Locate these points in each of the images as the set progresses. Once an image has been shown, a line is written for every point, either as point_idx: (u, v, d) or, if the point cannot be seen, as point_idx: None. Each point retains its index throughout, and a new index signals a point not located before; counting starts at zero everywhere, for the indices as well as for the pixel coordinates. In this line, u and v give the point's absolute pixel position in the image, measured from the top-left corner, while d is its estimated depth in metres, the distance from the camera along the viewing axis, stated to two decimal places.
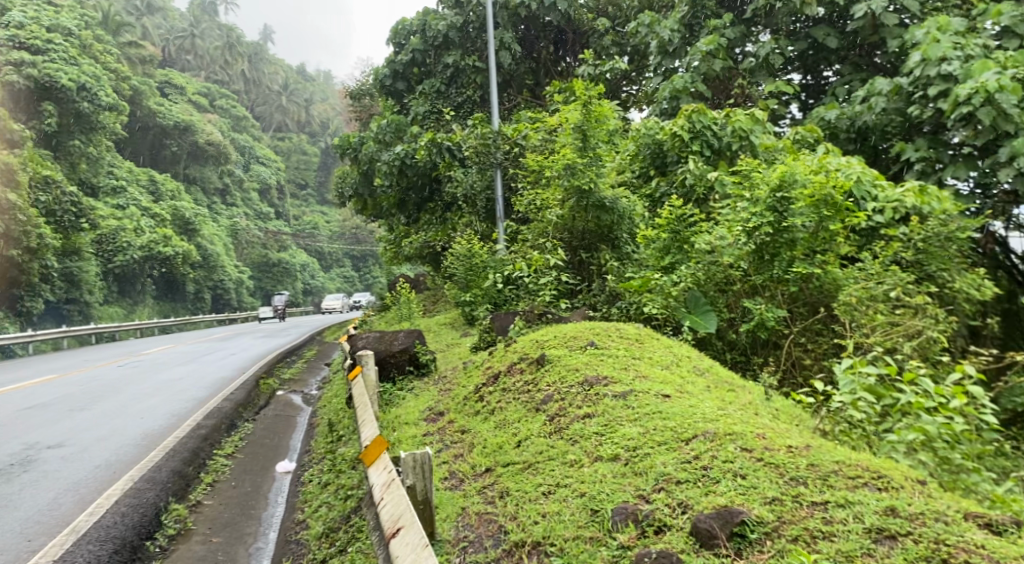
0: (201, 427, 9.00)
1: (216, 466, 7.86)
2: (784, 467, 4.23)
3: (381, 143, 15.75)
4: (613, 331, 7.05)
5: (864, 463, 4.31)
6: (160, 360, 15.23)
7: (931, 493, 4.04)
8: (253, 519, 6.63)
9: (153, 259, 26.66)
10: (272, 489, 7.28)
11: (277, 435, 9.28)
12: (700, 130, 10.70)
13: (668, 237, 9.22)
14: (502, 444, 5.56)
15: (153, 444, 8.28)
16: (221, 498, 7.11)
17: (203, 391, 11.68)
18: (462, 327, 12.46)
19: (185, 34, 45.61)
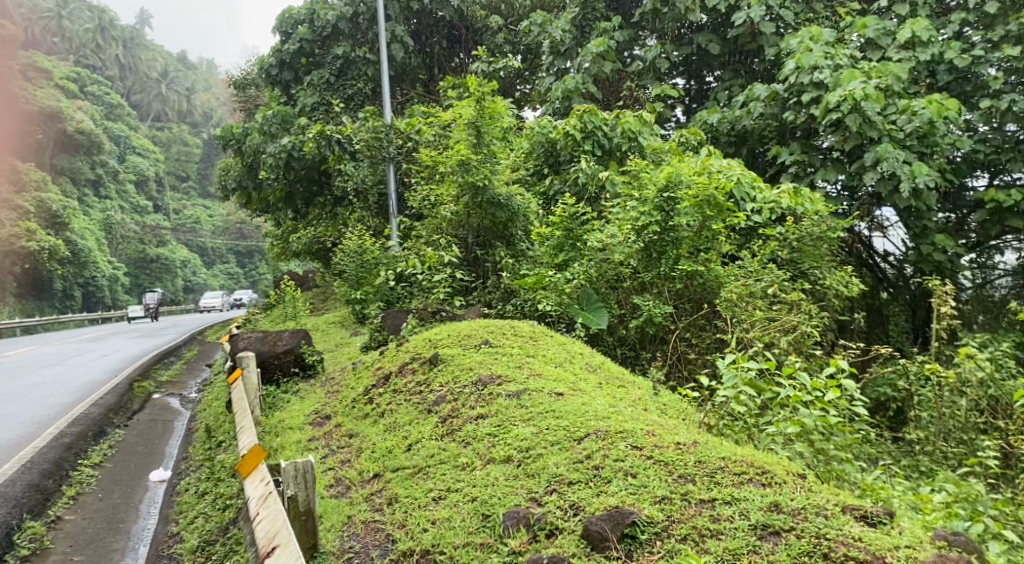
0: (64, 436, 8.45)
1: (80, 477, 7.38)
2: (673, 464, 4.25)
3: (266, 135, 15.22)
4: (507, 330, 6.99)
5: (749, 457, 4.35)
6: (23, 363, 14.29)
7: (812, 486, 4.14)
8: (121, 534, 6.27)
9: (16, 254, 24.93)
10: (143, 500, 6.90)
11: (152, 442, 8.80)
12: (592, 130, 10.81)
13: (562, 234, 9.24)
14: (392, 448, 5.42)
15: (9, 455, 7.71)
16: (85, 512, 6.68)
17: (70, 395, 11.00)
18: (352, 326, 12.17)
19: (52, 14, 42.83)
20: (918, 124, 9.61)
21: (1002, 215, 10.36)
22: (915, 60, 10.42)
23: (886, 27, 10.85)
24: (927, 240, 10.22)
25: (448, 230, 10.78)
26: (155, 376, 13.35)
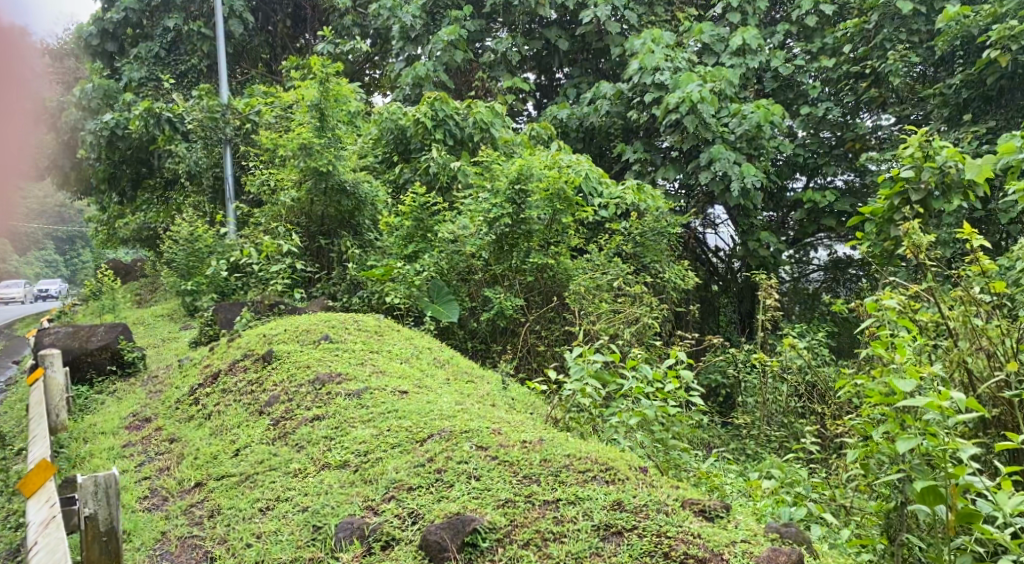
0: None
1: None
2: (518, 465, 4.12)
3: (86, 111, 14.01)
4: (350, 324, 6.66)
5: (593, 454, 4.28)
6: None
7: (654, 482, 4.08)
8: None
9: None
10: None
11: None
12: (443, 119, 10.53)
13: (412, 224, 8.96)
14: (218, 454, 5.17)
15: None
16: None
17: None
18: (182, 318, 11.41)
19: None
20: (747, 127, 9.98)
21: (818, 215, 11.02)
22: (745, 67, 10.86)
23: (720, 34, 11.25)
24: (754, 236, 10.70)
25: (288, 218, 10.24)
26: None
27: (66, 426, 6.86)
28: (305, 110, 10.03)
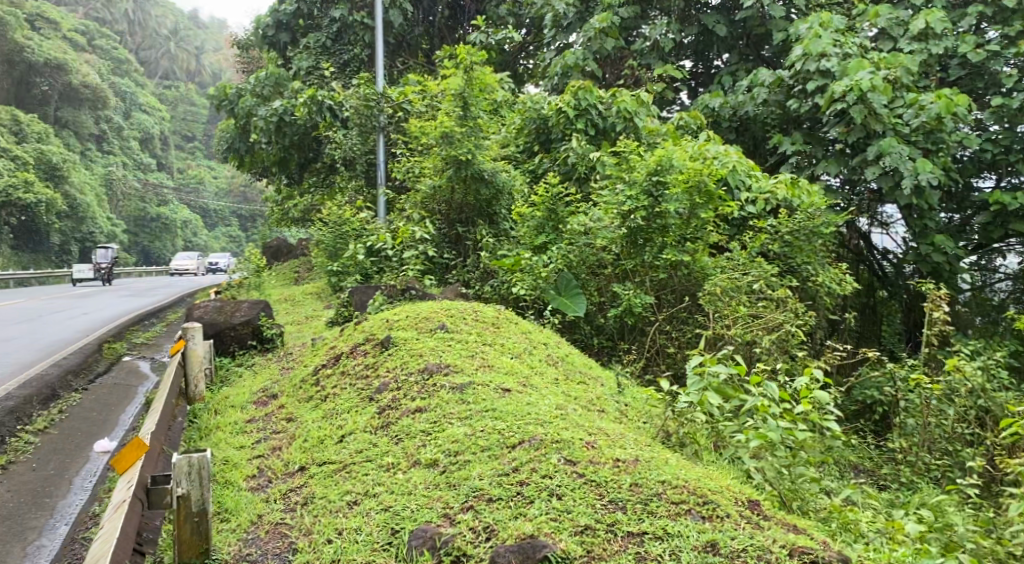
0: (11, 399, 8.37)
1: (18, 445, 7.37)
2: (605, 487, 4.09)
3: (259, 98, 14.77)
4: (469, 314, 6.50)
5: (694, 480, 4.22)
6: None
7: (758, 520, 3.97)
8: (43, 511, 6.26)
9: (12, 204, 26.91)
10: (77, 473, 6.88)
11: (106, 408, 8.73)
12: (585, 108, 10.25)
13: (543, 215, 8.78)
14: (325, 437, 5.19)
15: None
16: (13, 483, 6.69)
17: (33, 356, 10.92)
18: (327, 299, 11.77)
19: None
20: (925, 119, 9.03)
21: (1006, 218, 9.80)
22: (926, 53, 9.81)
23: (899, 17, 10.23)
24: (927, 240, 9.67)
25: (428, 205, 10.28)
26: (130, 338, 13.06)
27: (202, 396, 7.09)
28: (450, 98, 10.02)
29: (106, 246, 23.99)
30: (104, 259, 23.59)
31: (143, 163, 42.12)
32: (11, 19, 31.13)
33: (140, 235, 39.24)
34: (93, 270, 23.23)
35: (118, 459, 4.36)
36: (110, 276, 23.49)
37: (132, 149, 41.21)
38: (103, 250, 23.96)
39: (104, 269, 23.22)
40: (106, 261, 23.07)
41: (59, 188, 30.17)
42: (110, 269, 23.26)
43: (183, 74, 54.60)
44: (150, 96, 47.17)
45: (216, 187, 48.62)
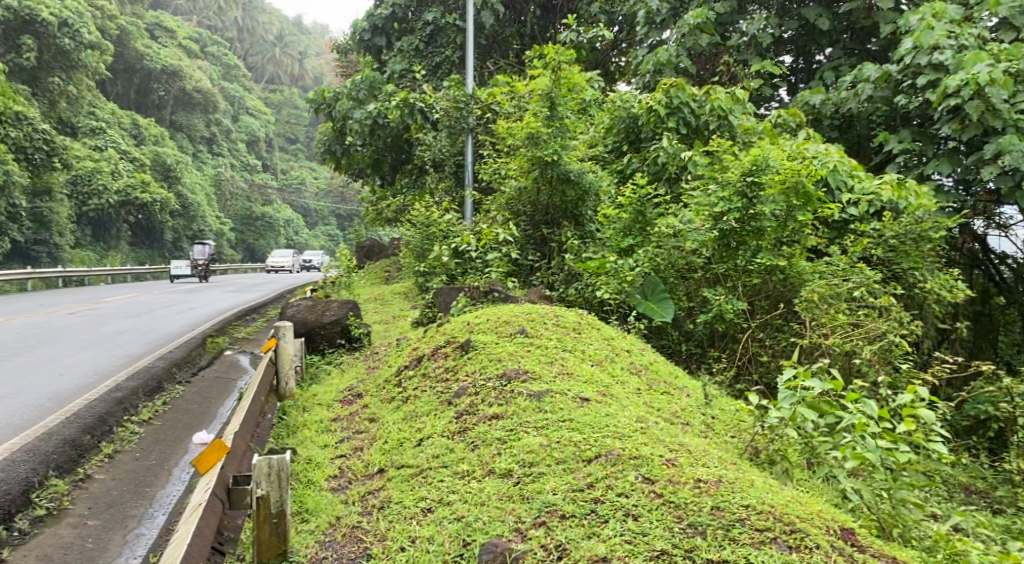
0: (120, 389, 8.69)
1: (122, 436, 7.63)
2: (684, 509, 3.99)
3: (354, 101, 15.04)
4: (550, 318, 6.37)
5: (780, 504, 4.06)
6: (112, 313, 15.09)
7: (849, 555, 3.80)
8: (143, 501, 6.45)
9: (131, 204, 28.32)
10: (176, 465, 7.07)
11: (207, 402, 8.99)
12: (677, 106, 9.97)
13: (630, 217, 8.60)
14: (404, 440, 5.14)
15: (57, 408, 7.96)
16: (116, 473, 6.92)
17: (140, 349, 11.39)
18: (414, 299, 11.84)
19: None
20: None
21: None
22: None
23: None
24: None
25: (514, 206, 10.26)
26: (231, 332, 13.48)
27: (292, 393, 7.12)
28: (537, 99, 9.87)
29: (203, 243, 24.74)
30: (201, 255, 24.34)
31: (249, 164, 43.70)
32: (131, 29, 32.88)
33: (246, 234, 40.62)
34: (191, 267, 24.03)
35: (200, 461, 4.40)
36: (208, 273, 24.25)
37: (240, 151, 42.84)
38: (200, 246, 24.72)
39: (202, 266, 23.98)
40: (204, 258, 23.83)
41: (173, 189, 31.67)
42: (207, 266, 23.99)
43: (287, 78, 56.38)
44: (256, 100, 48.88)
45: (316, 187, 50.10)
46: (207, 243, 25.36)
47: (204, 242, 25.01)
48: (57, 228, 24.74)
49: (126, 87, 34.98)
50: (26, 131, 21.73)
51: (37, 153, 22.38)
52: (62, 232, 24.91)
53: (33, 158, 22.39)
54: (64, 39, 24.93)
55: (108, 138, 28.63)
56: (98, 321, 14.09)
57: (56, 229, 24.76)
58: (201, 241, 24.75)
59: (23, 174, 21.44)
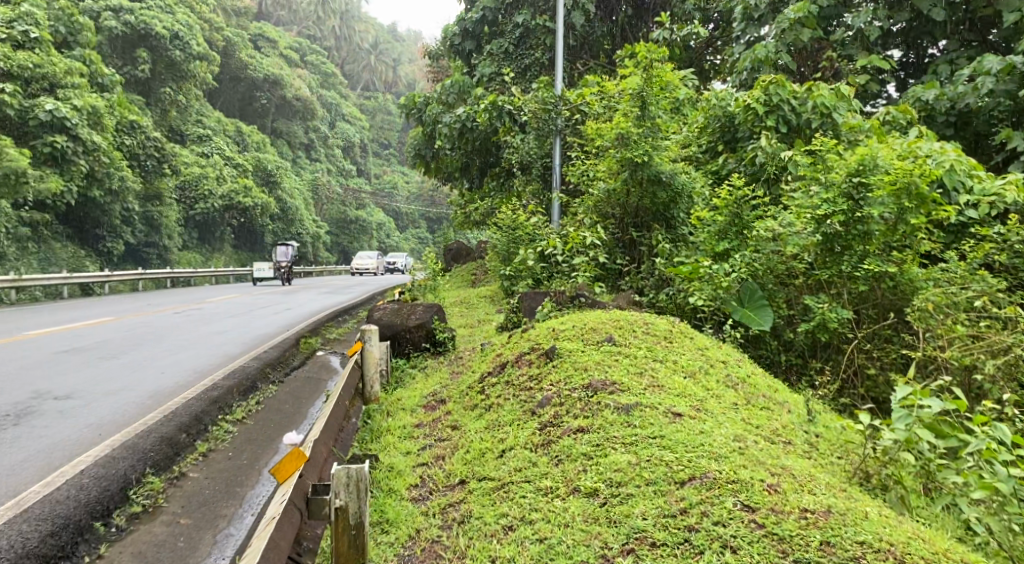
0: (215, 388, 8.81)
1: (216, 434, 7.70)
2: (790, 543, 3.83)
3: (444, 105, 15.10)
4: (640, 325, 6.11)
5: (895, 539, 3.87)
6: (213, 313, 15.51)
7: None
8: (233, 500, 6.47)
9: (234, 208, 29.01)
10: (267, 465, 7.09)
11: (297, 402, 9.04)
12: (777, 104, 9.57)
13: (727, 219, 8.20)
14: (486, 450, 4.99)
15: (156, 406, 8.12)
16: (208, 471, 6.95)
17: (237, 348, 11.64)
18: (500, 302, 11.69)
19: None
20: None
21: None
22: None
23: None
24: None
25: (602, 209, 10.01)
26: (324, 333, 13.65)
27: (378, 398, 6.93)
28: (627, 99, 9.58)
29: (286, 244, 24.69)
30: (283, 257, 24.28)
31: (344, 169, 44.69)
32: (237, 40, 34.08)
33: (341, 237, 41.42)
34: (275, 269, 24.05)
35: (279, 469, 4.29)
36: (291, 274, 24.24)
37: (336, 157, 43.97)
38: (283, 247, 24.75)
39: (285, 268, 23.99)
40: (288, 260, 23.86)
41: (273, 194, 32.63)
42: (290, 268, 23.97)
43: (382, 84, 57.45)
44: (352, 107, 49.99)
45: (409, 191, 50.86)
46: (293, 244, 25.42)
47: (287, 242, 24.98)
48: (166, 230, 25.60)
49: (231, 96, 36.31)
50: (139, 139, 23.25)
51: (148, 160, 23.89)
52: (171, 235, 25.91)
53: (144, 164, 23.95)
54: (176, 51, 26.09)
55: (214, 145, 29.68)
56: (200, 320, 14.50)
57: (165, 232, 25.63)
58: (284, 242, 24.68)
59: (136, 180, 22.49)
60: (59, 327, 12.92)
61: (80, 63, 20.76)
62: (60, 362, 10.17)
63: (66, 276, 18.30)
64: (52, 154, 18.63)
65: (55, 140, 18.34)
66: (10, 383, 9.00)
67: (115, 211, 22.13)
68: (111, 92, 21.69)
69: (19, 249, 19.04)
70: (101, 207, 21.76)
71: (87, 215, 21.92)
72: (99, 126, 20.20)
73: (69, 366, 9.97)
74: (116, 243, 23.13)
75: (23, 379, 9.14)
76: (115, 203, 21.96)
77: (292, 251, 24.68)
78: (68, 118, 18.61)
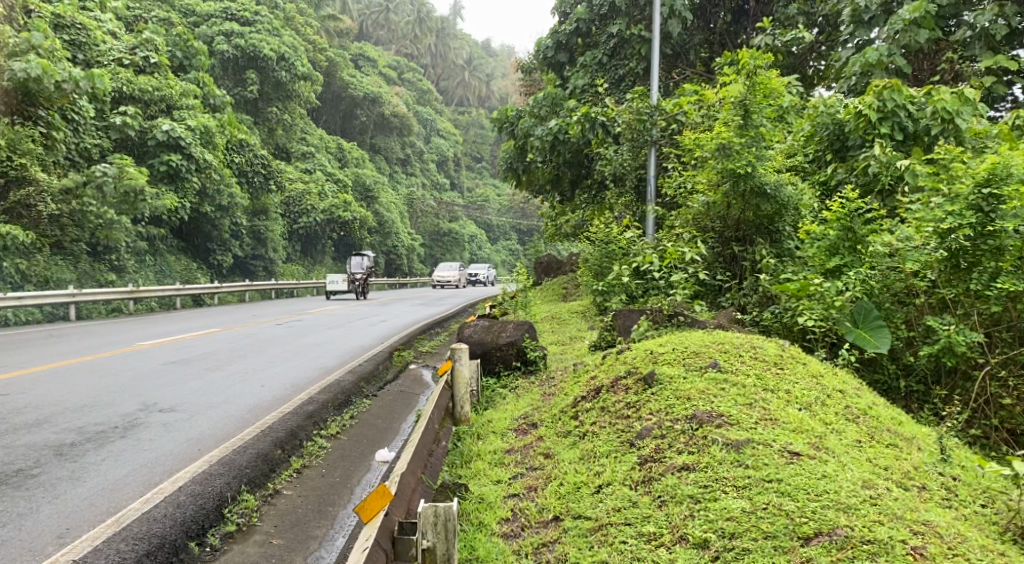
0: (311, 402, 8.76)
1: (311, 450, 7.59)
2: None
3: (537, 118, 14.91)
4: (747, 350, 5.77)
5: None
6: (314, 324, 15.73)
7: None
8: (325, 520, 6.27)
9: (334, 222, 29.44)
10: (359, 483, 6.91)
11: (389, 417, 8.92)
12: (891, 110, 9.06)
13: (839, 233, 7.69)
14: (581, 485, 4.79)
15: (254, 420, 8.12)
16: (302, 489, 6.79)
17: (334, 360, 11.69)
18: (593, 318, 11.33)
19: (382, 11, 52.20)
20: None
21: None
22: None
23: None
24: None
25: (701, 222, 9.62)
26: (417, 345, 13.61)
27: (469, 419, 6.65)
28: (728, 107, 9.22)
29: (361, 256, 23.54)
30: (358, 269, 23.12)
31: (438, 183, 45.21)
32: (338, 60, 35.01)
33: (435, 249, 41.74)
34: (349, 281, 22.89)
35: (364, 508, 4.14)
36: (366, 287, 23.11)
37: (430, 171, 44.57)
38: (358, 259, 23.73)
39: (360, 280, 22.81)
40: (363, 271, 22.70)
41: (371, 208, 33.19)
42: (365, 280, 22.82)
43: (475, 98, 57.98)
44: (446, 121, 50.65)
45: (501, 204, 51.16)
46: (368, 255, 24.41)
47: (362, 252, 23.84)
48: (273, 243, 26.03)
49: (332, 113, 37.29)
50: (248, 157, 24.00)
51: (256, 176, 24.49)
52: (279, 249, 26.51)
53: (252, 180, 24.46)
54: (283, 72, 26.84)
55: (316, 161, 30.51)
56: (301, 332, 14.70)
57: (271, 244, 26.07)
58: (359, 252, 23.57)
59: (244, 196, 23.27)
60: (169, 338, 13.33)
61: (194, 86, 21.63)
62: (169, 373, 10.41)
63: (179, 288, 18.88)
64: (168, 172, 19.41)
65: (170, 158, 19.09)
66: (118, 394, 9.18)
67: (225, 226, 22.80)
68: (223, 112, 22.60)
69: (137, 261, 19.90)
70: (212, 222, 22.50)
71: (197, 230, 22.70)
72: (211, 145, 20.97)
73: (177, 377, 10.19)
74: (225, 256, 23.78)
75: (133, 390, 9.36)
76: (225, 218, 22.67)
77: (367, 263, 23.54)
78: (183, 140, 19.34)
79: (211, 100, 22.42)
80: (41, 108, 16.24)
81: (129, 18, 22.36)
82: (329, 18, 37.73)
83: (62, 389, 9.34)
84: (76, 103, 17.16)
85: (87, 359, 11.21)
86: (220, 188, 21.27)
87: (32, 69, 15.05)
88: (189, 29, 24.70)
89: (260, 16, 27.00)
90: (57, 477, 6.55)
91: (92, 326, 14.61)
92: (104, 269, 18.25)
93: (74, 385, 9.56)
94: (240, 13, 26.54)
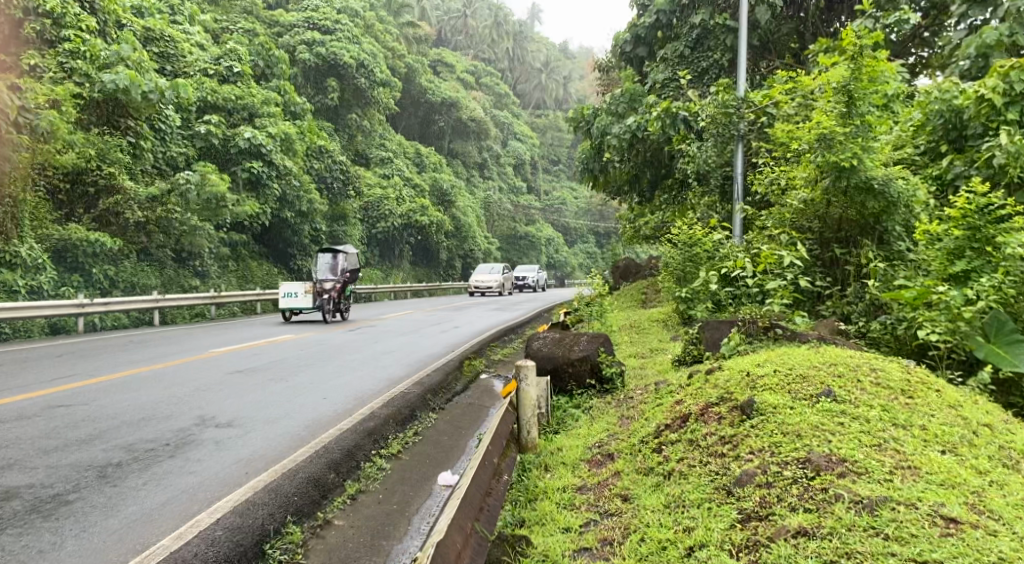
0: (373, 417, 8.09)
1: (369, 471, 6.76)
2: None
3: (614, 116, 14.02)
4: (867, 375, 4.90)
5: None
6: (387, 330, 15.21)
7: None
8: (377, 556, 5.46)
9: (411, 226, 29.18)
10: (419, 512, 6.05)
11: (455, 434, 8.16)
12: (1020, 93, 8.03)
13: (964, 235, 6.72)
14: (669, 543, 4.03)
15: (311, 437, 7.49)
16: (354, 519, 5.97)
17: (402, 370, 11.09)
18: (676, 327, 10.45)
19: (459, 15, 52.00)
20: None
21: None
22: None
23: None
24: None
25: (798, 222, 8.66)
26: (489, 353, 12.90)
27: (536, 445, 5.87)
28: (828, 94, 8.27)
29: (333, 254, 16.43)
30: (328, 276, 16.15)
31: (515, 187, 44.82)
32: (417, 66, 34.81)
33: (512, 252, 41.19)
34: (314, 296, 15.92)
35: None
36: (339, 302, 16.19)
37: (506, 175, 44.09)
38: (329, 259, 16.51)
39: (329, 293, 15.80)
40: (335, 281, 15.93)
41: (448, 212, 32.81)
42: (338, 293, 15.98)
43: (552, 102, 57.20)
44: (523, 125, 50.24)
45: (578, 206, 50.47)
46: (346, 250, 17.20)
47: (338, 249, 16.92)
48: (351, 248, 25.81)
49: (411, 119, 37.15)
50: (327, 163, 24.00)
51: (336, 182, 24.58)
52: None
53: (332, 186, 24.74)
54: (361, 78, 26.69)
55: (395, 167, 30.21)
56: (371, 338, 14.15)
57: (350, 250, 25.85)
58: (332, 248, 16.71)
59: (324, 202, 23.06)
60: (238, 344, 12.96)
61: (276, 94, 21.57)
62: (233, 383, 9.97)
63: (260, 292, 18.60)
64: (250, 179, 19.24)
65: (253, 165, 18.90)
66: (178, 406, 8.69)
67: (305, 232, 22.45)
68: (304, 120, 22.67)
69: (220, 267, 19.71)
70: (292, 228, 22.20)
71: (279, 236, 22.48)
72: (292, 152, 20.79)
73: (240, 387, 9.73)
74: (305, 261, 23.43)
75: (193, 402, 8.93)
76: (306, 225, 22.44)
77: (341, 264, 16.45)
78: (263, 147, 19.17)
79: (290, 107, 22.31)
80: (129, 118, 16.27)
81: (215, 30, 22.55)
82: (408, 24, 37.66)
83: (122, 399, 8.95)
84: (162, 112, 17.32)
85: (153, 367, 10.87)
86: (301, 196, 21.02)
87: (120, 80, 15.12)
88: (271, 39, 24.76)
89: (336, 21, 26.84)
90: (93, 504, 5.89)
91: (167, 332, 14.31)
92: (188, 275, 17.97)
93: (136, 395, 9.17)
94: (320, 21, 26.36)
